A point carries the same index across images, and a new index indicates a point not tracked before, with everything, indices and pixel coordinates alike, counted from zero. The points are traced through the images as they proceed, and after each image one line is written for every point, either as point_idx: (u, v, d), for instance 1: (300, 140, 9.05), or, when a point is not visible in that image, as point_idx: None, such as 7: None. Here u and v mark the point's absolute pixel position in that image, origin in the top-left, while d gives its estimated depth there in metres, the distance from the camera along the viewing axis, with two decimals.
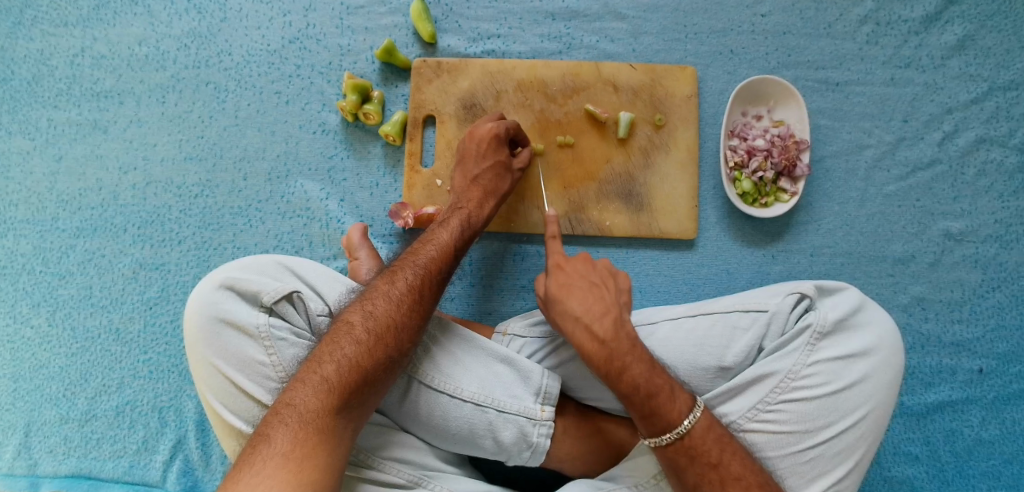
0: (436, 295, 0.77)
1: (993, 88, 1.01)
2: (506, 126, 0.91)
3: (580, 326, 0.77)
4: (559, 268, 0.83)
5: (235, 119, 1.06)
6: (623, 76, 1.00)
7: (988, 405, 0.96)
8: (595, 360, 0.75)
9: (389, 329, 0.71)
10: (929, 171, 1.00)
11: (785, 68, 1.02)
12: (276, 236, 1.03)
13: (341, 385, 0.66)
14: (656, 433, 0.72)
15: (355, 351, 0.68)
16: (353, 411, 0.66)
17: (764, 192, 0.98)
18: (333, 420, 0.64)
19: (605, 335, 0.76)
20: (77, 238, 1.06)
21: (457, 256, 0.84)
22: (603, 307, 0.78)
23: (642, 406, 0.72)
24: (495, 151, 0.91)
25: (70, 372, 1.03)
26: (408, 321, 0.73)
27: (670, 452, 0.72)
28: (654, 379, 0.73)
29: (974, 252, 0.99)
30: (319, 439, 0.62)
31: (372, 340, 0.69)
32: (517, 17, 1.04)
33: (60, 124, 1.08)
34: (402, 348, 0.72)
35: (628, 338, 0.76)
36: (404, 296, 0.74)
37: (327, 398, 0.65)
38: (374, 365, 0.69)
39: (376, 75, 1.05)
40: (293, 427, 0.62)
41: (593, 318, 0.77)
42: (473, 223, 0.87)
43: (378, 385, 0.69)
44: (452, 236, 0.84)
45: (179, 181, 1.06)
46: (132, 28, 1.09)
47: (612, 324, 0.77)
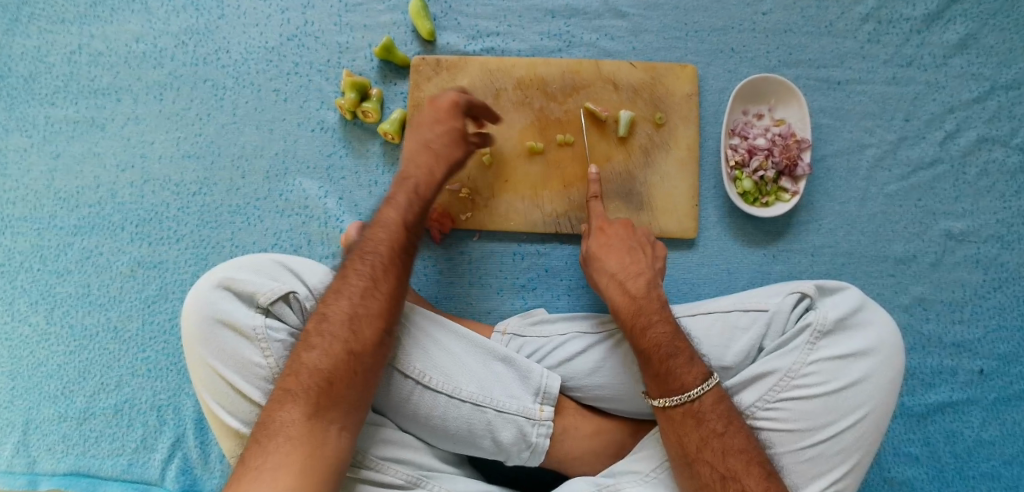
0: (392, 278, 0.74)
1: (995, 88, 1.00)
2: (467, 98, 0.90)
3: (613, 282, 0.83)
4: (602, 231, 0.89)
5: (233, 117, 1.06)
6: (622, 74, 1.00)
7: (988, 406, 0.96)
8: (623, 313, 0.80)
9: (343, 325, 0.70)
10: (930, 171, 1.00)
11: (786, 67, 1.02)
12: (275, 234, 1.03)
13: (304, 391, 0.66)
14: (665, 393, 0.73)
15: (313, 357, 0.68)
16: (326, 412, 0.65)
17: (765, 191, 0.97)
18: (304, 427, 0.64)
19: (637, 292, 0.81)
20: (75, 236, 1.06)
21: (412, 234, 0.80)
22: (638, 269, 0.84)
23: (658, 365, 0.74)
24: (450, 118, 0.88)
25: (68, 370, 1.03)
26: (360, 310, 0.71)
27: (676, 414, 0.72)
28: (672, 341, 0.75)
29: (976, 252, 0.99)
30: (290, 447, 0.62)
31: (326, 341, 0.69)
32: (517, 15, 1.03)
33: (57, 121, 1.08)
34: (362, 339, 0.70)
35: (660, 300, 0.81)
36: (355, 287, 0.73)
37: (294, 408, 0.65)
38: (336, 362, 0.68)
39: (375, 72, 1.04)
40: (263, 442, 0.63)
41: (627, 276, 0.83)
42: (425, 193, 0.84)
43: (349, 382, 0.68)
44: (403, 217, 0.80)
45: (178, 180, 1.05)
46: (129, 26, 1.09)
47: (644, 284, 0.82)
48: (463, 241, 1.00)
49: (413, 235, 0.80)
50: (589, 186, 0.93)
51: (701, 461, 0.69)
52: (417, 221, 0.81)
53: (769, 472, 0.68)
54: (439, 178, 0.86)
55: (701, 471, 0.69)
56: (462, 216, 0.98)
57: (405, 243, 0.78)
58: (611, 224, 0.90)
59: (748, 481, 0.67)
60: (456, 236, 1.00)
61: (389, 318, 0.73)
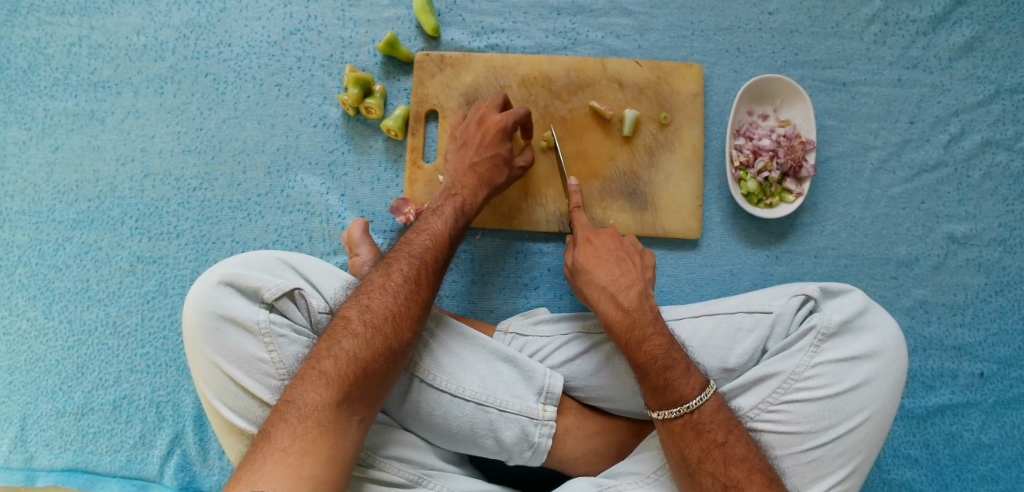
0: (435, 283, 0.76)
1: (1000, 91, 1.00)
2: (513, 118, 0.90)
3: (604, 295, 0.81)
4: (587, 242, 0.87)
5: (234, 111, 1.05)
6: (628, 74, 0.99)
7: (988, 409, 0.96)
8: (617, 327, 0.78)
9: (386, 320, 0.70)
10: (934, 173, 0.99)
11: (792, 67, 1.01)
12: (276, 230, 1.02)
13: (338, 378, 0.65)
14: (664, 405, 0.73)
15: (352, 345, 0.67)
16: (354, 402, 0.65)
17: (769, 192, 0.97)
18: (334, 413, 0.63)
19: (629, 305, 0.80)
20: (74, 229, 1.05)
21: (453, 242, 0.83)
22: (629, 281, 0.83)
23: (655, 377, 0.73)
24: (496, 140, 0.90)
25: (66, 365, 1.02)
26: (405, 310, 0.72)
27: (676, 426, 0.72)
28: (669, 352, 0.75)
29: (978, 256, 0.99)
30: (318, 432, 0.61)
31: (369, 332, 0.69)
32: (522, 11, 1.02)
33: (56, 114, 1.07)
34: (403, 338, 0.70)
35: (651, 312, 0.79)
36: (400, 286, 0.73)
37: (327, 392, 0.64)
38: (374, 355, 0.67)
39: (378, 68, 1.03)
40: (292, 422, 0.62)
41: (618, 289, 0.81)
42: (467, 209, 0.87)
43: (382, 376, 0.68)
44: (446, 227, 0.82)
45: (178, 174, 1.05)
46: (129, 18, 1.08)
47: (636, 296, 0.81)
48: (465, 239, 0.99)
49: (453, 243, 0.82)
50: (568, 197, 0.92)
51: (703, 472, 0.69)
52: (459, 233, 0.84)
53: (771, 479, 0.68)
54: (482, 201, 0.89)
55: (704, 482, 0.69)
56: None
57: (448, 252, 0.81)
58: (597, 234, 0.88)
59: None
60: None
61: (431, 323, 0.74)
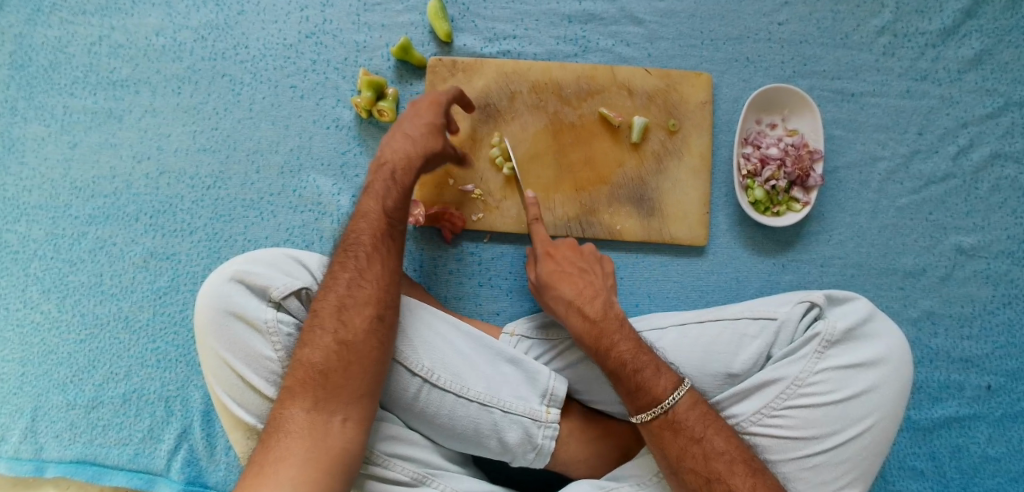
0: (377, 264, 0.75)
1: (1009, 104, 1.00)
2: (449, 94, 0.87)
3: (571, 310, 0.81)
4: (548, 256, 0.86)
5: (250, 112, 1.07)
6: (637, 81, 1.00)
7: (995, 422, 0.96)
8: (586, 338, 0.79)
9: (332, 316, 0.72)
10: (942, 185, 1.00)
11: (800, 77, 1.02)
12: (287, 229, 1.04)
13: (303, 386, 0.68)
14: (642, 409, 0.73)
15: (308, 353, 0.70)
16: (327, 405, 0.67)
17: (776, 201, 0.97)
18: (303, 422, 0.66)
19: (595, 315, 0.80)
20: (89, 225, 1.07)
21: (394, 219, 0.79)
22: (593, 292, 0.82)
23: (628, 382, 0.75)
24: (432, 113, 0.84)
25: (78, 358, 1.04)
26: (349, 300, 0.73)
27: (654, 427, 0.73)
28: (637, 358, 0.76)
29: (986, 267, 0.99)
30: (289, 441, 0.64)
31: (319, 335, 0.71)
32: (533, 19, 1.04)
33: (75, 111, 1.09)
34: (353, 327, 0.71)
35: (617, 320, 0.80)
36: (342, 279, 0.74)
37: (295, 405, 0.67)
38: (327, 355, 0.69)
39: (391, 72, 1.05)
40: (267, 438, 0.65)
41: (583, 300, 0.81)
42: (404, 180, 0.81)
43: (345, 372, 0.69)
44: (384, 206, 0.79)
45: (193, 172, 1.07)
46: (149, 19, 1.10)
47: (602, 306, 0.81)
48: (474, 241, 1.00)
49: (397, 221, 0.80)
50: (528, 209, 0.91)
51: (685, 469, 0.70)
52: (400, 207, 0.80)
53: (753, 469, 0.69)
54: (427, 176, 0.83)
55: (687, 478, 0.70)
56: (475, 216, 0.99)
57: (388, 228, 0.78)
58: (557, 247, 0.87)
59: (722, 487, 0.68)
60: (467, 236, 1.00)
61: (380, 303, 0.73)
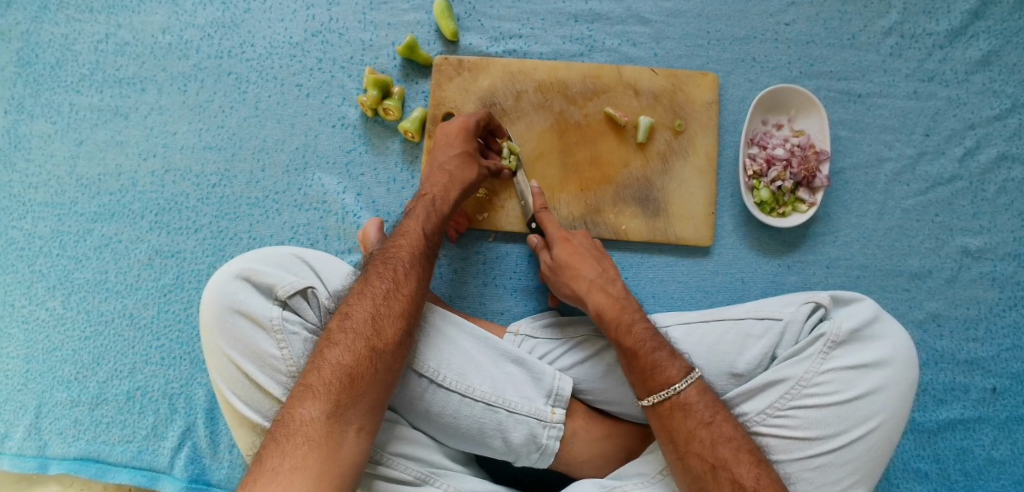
0: (413, 281, 0.77)
1: (1016, 106, 1.00)
2: (475, 119, 0.92)
3: (594, 287, 0.83)
4: (566, 240, 0.89)
5: (255, 110, 1.07)
6: (643, 81, 1.00)
7: (1000, 425, 0.96)
8: (609, 312, 0.80)
9: (366, 324, 0.72)
10: (948, 186, 0.99)
11: (807, 78, 1.02)
12: (292, 228, 1.03)
13: (325, 388, 0.67)
14: (652, 390, 0.74)
15: (336, 354, 0.70)
16: (346, 411, 0.67)
17: (782, 202, 0.97)
18: (323, 427, 0.65)
19: (618, 294, 0.83)
20: (94, 222, 1.07)
21: (432, 243, 0.83)
22: (612, 275, 0.86)
23: (647, 357, 0.76)
24: (461, 141, 0.90)
25: (82, 355, 1.04)
26: (383, 310, 0.73)
27: (663, 410, 0.73)
28: (654, 338, 0.77)
29: (992, 269, 0.98)
30: (308, 447, 0.64)
31: (350, 339, 0.71)
32: (539, 18, 1.04)
33: (82, 109, 1.10)
34: (385, 336, 0.71)
35: (633, 302, 0.83)
36: (377, 287, 0.75)
37: (314, 407, 0.66)
38: (358, 359, 0.70)
39: (397, 71, 1.05)
40: (282, 440, 0.64)
41: (605, 281, 0.84)
42: (442, 209, 0.86)
43: (371, 379, 0.69)
44: (421, 231, 0.82)
45: (198, 170, 1.07)
46: (156, 17, 1.11)
47: (622, 289, 0.84)
48: (478, 240, 1.00)
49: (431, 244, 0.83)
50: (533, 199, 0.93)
51: (691, 454, 0.70)
52: (437, 232, 0.84)
53: (759, 459, 0.69)
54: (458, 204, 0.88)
55: (692, 464, 0.70)
56: (479, 216, 0.98)
57: (426, 251, 0.81)
58: (573, 233, 0.90)
59: (722, 469, 0.68)
60: (472, 235, 1.00)
61: (411, 318, 0.74)
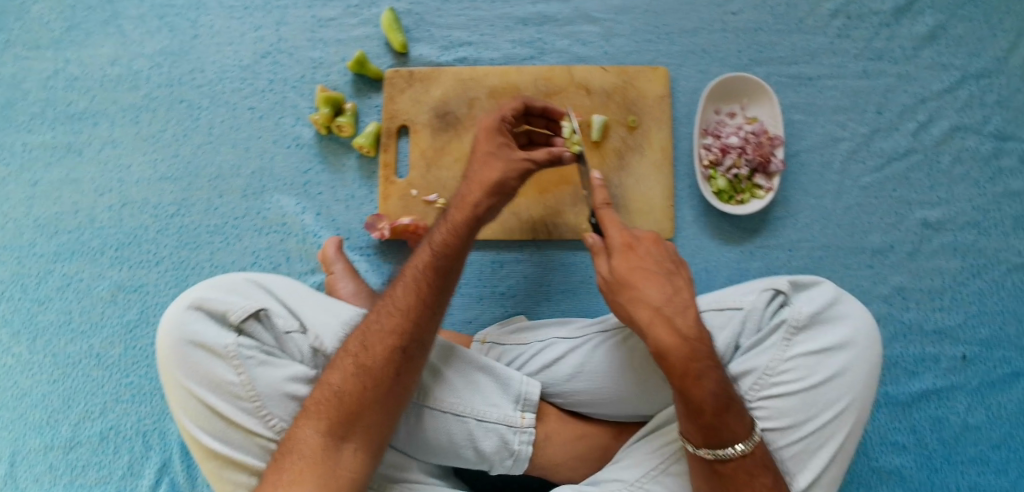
0: (413, 298, 0.72)
1: (965, 77, 1.02)
2: (499, 116, 0.82)
3: (658, 318, 0.69)
4: (627, 251, 0.74)
5: (209, 136, 1.06)
6: (595, 79, 1.00)
7: (973, 391, 0.96)
8: (672, 356, 0.67)
9: (358, 342, 0.71)
10: (904, 161, 1.00)
11: (757, 65, 1.02)
12: (253, 252, 1.02)
13: (316, 408, 0.68)
14: (715, 446, 0.67)
15: (330, 375, 0.70)
16: (338, 429, 0.67)
17: (740, 189, 0.97)
18: (318, 446, 0.66)
19: (687, 330, 0.68)
20: (55, 262, 1.06)
21: (450, 256, 0.75)
22: (684, 301, 0.71)
23: (712, 417, 0.66)
24: (488, 141, 0.80)
25: (52, 399, 1.02)
26: (375, 327, 0.72)
27: (726, 468, 0.68)
28: (723, 393, 0.67)
29: (953, 240, 0.99)
30: (302, 466, 0.65)
31: (343, 357, 0.71)
32: (488, 24, 1.04)
33: (35, 148, 1.08)
34: (373, 353, 0.70)
35: (706, 343, 0.69)
36: (379, 306, 0.74)
37: (308, 427, 0.67)
38: (348, 377, 0.69)
39: (349, 87, 1.04)
40: (280, 458, 0.66)
41: (673, 311, 0.69)
42: (454, 218, 0.76)
43: (360, 398, 0.68)
44: (432, 245, 0.75)
45: (156, 201, 1.06)
46: (104, 50, 1.10)
47: (694, 321, 0.69)
48: None
49: (448, 257, 0.74)
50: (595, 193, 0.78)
51: None
52: (462, 247, 0.75)
53: None
54: (486, 208, 0.77)
55: None
56: None
57: (441, 268, 0.74)
58: (639, 239, 0.74)
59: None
60: None
61: (406, 334, 0.71)
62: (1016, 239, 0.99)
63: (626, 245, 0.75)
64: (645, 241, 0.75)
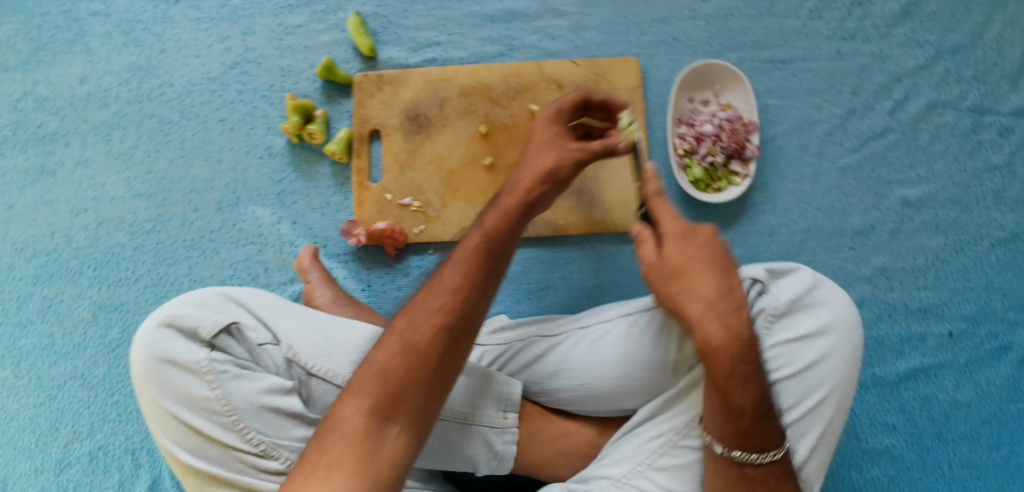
0: (467, 275, 0.63)
1: (940, 53, 1.01)
2: (557, 106, 0.80)
3: (709, 314, 0.65)
4: (679, 239, 0.70)
5: (181, 151, 1.05)
6: (566, 74, 0.99)
7: (962, 369, 0.95)
8: (719, 355, 0.64)
9: (407, 318, 0.62)
10: (882, 140, 1.00)
11: (729, 51, 1.01)
12: (231, 265, 1.01)
13: (361, 385, 0.58)
14: (751, 450, 0.66)
15: (378, 352, 0.60)
16: (384, 411, 0.57)
17: (716, 177, 0.96)
18: (361, 429, 0.56)
19: (741, 330, 0.65)
20: (34, 284, 1.05)
21: (506, 240, 0.67)
22: (741, 300, 0.66)
23: (750, 422, 0.65)
24: (546, 134, 0.78)
25: (40, 422, 1.01)
26: (424, 304, 0.62)
27: (756, 471, 0.67)
28: (764, 399, 0.65)
29: (935, 217, 0.98)
30: (339, 451, 0.54)
31: (391, 334, 0.61)
32: (456, 23, 1.03)
33: (8, 171, 1.07)
34: (423, 331, 0.60)
35: (756, 346, 0.65)
36: (431, 280, 0.65)
37: (352, 406, 0.57)
38: (393, 355, 0.59)
39: (318, 93, 1.03)
40: (318, 439, 0.56)
41: (728, 309, 0.65)
42: (506, 204, 0.70)
43: (406, 378, 0.58)
44: (481, 228, 0.68)
45: (131, 219, 1.05)
46: (72, 69, 1.09)
47: (747, 321, 0.66)
48: (418, 254, 0.98)
49: (498, 241, 0.67)
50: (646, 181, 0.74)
51: None
52: (513, 232, 0.68)
53: None
54: (539, 195, 0.72)
55: None
56: (415, 230, 0.97)
57: (498, 249, 0.66)
58: (695, 229, 0.70)
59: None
60: (412, 249, 0.98)
61: (459, 311, 0.61)
62: (999, 213, 0.98)
63: (679, 233, 0.71)
64: (705, 233, 0.71)
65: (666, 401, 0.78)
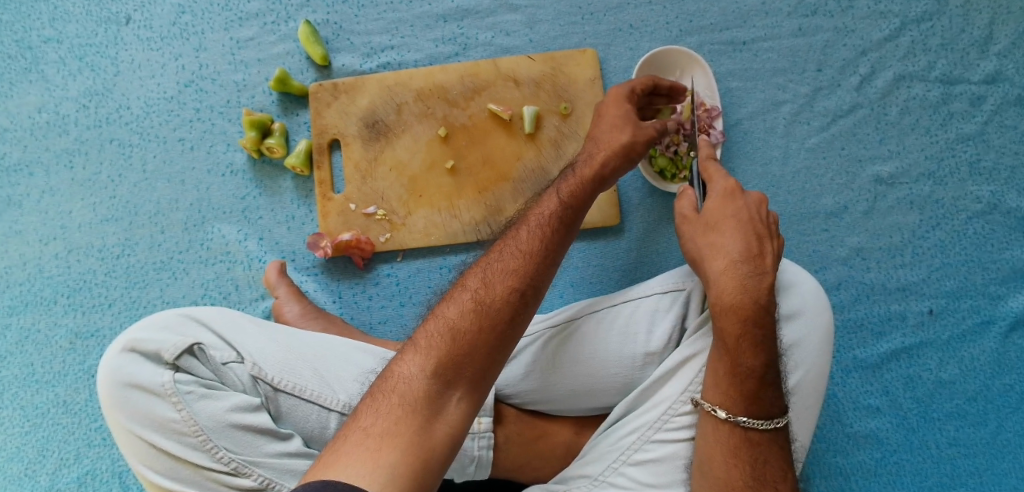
0: (546, 243, 0.64)
1: (905, 23, 0.99)
2: (627, 87, 0.82)
3: (728, 268, 0.68)
4: (724, 196, 0.73)
5: (144, 174, 1.04)
6: (523, 70, 0.97)
7: (944, 346, 0.94)
8: (728, 305, 0.67)
9: (482, 277, 0.60)
10: (850, 117, 0.98)
11: (688, 35, 1.00)
12: (202, 284, 1.00)
13: (427, 343, 0.55)
14: (757, 417, 0.65)
15: (448, 307, 0.58)
16: (451, 375, 0.54)
17: (681, 166, 0.94)
18: (424, 391, 0.53)
19: (758, 290, 0.67)
20: (10, 316, 1.04)
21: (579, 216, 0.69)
22: (766, 267, 0.69)
23: (754, 385, 0.65)
24: (616, 108, 0.80)
25: (27, 451, 1.01)
26: (498, 264, 0.61)
27: (757, 437, 0.65)
28: (770, 365, 0.66)
29: (908, 193, 0.97)
30: (401, 413, 0.51)
31: (463, 290, 0.60)
32: (408, 25, 1.01)
33: None
34: (495, 291, 0.59)
35: (772, 313, 0.67)
36: (506, 242, 0.64)
37: (417, 366, 0.54)
38: (464, 312, 0.57)
39: (276, 106, 1.02)
40: (379, 397, 0.53)
41: (750, 268, 0.68)
42: (582, 174, 0.73)
43: (474, 340, 0.55)
44: (559, 196, 0.69)
45: (100, 244, 1.04)
46: (30, 97, 1.07)
47: (768, 286, 0.68)
48: (387, 262, 0.98)
49: (575, 210, 0.68)
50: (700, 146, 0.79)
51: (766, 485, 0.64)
52: (581, 203, 0.70)
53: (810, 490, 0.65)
54: (612, 170, 0.74)
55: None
56: (382, 238, 0.96)
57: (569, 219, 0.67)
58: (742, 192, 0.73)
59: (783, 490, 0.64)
60: (379, 258, 0.98)
61: (534, 275, 0.61)
62: (974, 185, 0.97)
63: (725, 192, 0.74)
64: (752, 199, 0.73)
65: (639, 395, 0.74)
